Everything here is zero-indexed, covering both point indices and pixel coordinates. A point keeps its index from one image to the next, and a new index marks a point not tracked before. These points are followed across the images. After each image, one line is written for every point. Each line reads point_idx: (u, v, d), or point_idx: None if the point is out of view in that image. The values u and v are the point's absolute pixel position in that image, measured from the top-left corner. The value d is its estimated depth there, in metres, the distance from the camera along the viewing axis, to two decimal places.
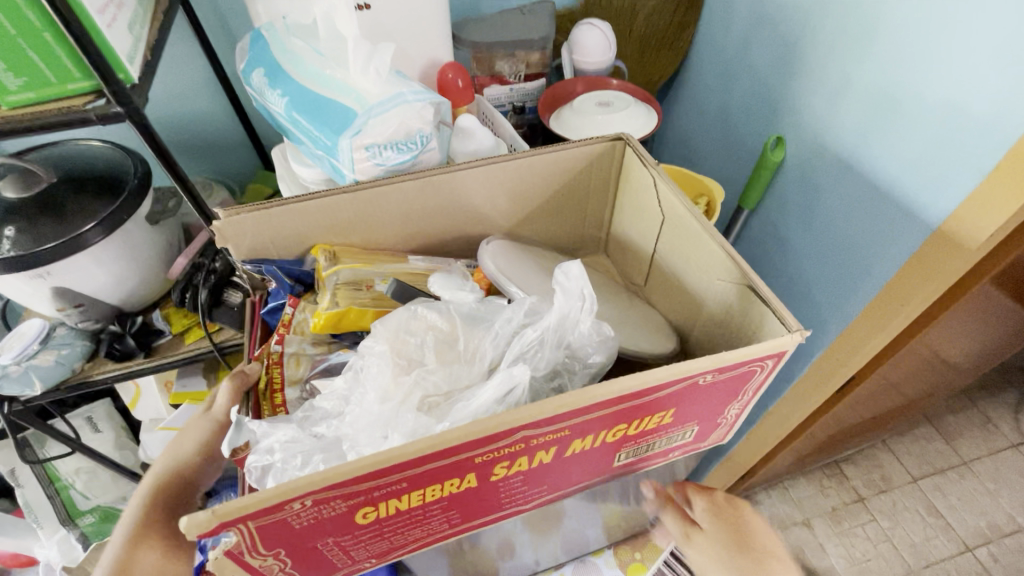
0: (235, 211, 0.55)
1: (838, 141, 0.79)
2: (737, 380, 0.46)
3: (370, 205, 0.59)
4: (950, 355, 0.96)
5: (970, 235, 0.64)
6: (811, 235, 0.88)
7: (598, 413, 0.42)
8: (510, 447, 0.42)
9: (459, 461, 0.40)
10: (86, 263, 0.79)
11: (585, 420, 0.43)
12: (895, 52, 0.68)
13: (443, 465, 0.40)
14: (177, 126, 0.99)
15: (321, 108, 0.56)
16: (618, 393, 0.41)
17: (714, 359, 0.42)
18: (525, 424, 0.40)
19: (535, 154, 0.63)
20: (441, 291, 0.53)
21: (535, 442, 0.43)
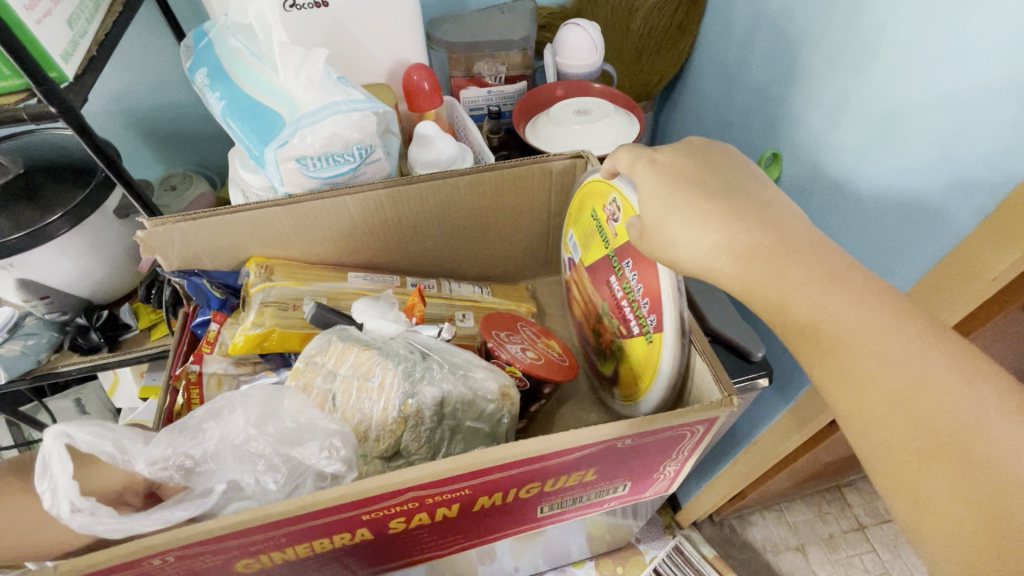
0: (160, 222, 0.52)
1: (836, 162, 0.73)
2: (662, 444, 0.43)
3: (305, 220, 0.57)
4: None
5: (967, 277, 0.57)
6: None
7: (499, 474, 0.39)
8: (403, 505, 0.39)
9: (342, 518, 0.38)
10: (50, 255, 0.78)
11: (488, 480, 0.39)
12: (899, 69, 0.61)
13: (325, 523, 0.38)
14: (156, 117, 0.97)
15: (254, 115, 0.53)
16: (519, 455, 0.38)
17: (631, 424, 0.39)
18: (412, 485, 0.37)
19: (485, 171, 0.58)
20: (363, 319, 0.51)
21: (432, 500, 0.39)
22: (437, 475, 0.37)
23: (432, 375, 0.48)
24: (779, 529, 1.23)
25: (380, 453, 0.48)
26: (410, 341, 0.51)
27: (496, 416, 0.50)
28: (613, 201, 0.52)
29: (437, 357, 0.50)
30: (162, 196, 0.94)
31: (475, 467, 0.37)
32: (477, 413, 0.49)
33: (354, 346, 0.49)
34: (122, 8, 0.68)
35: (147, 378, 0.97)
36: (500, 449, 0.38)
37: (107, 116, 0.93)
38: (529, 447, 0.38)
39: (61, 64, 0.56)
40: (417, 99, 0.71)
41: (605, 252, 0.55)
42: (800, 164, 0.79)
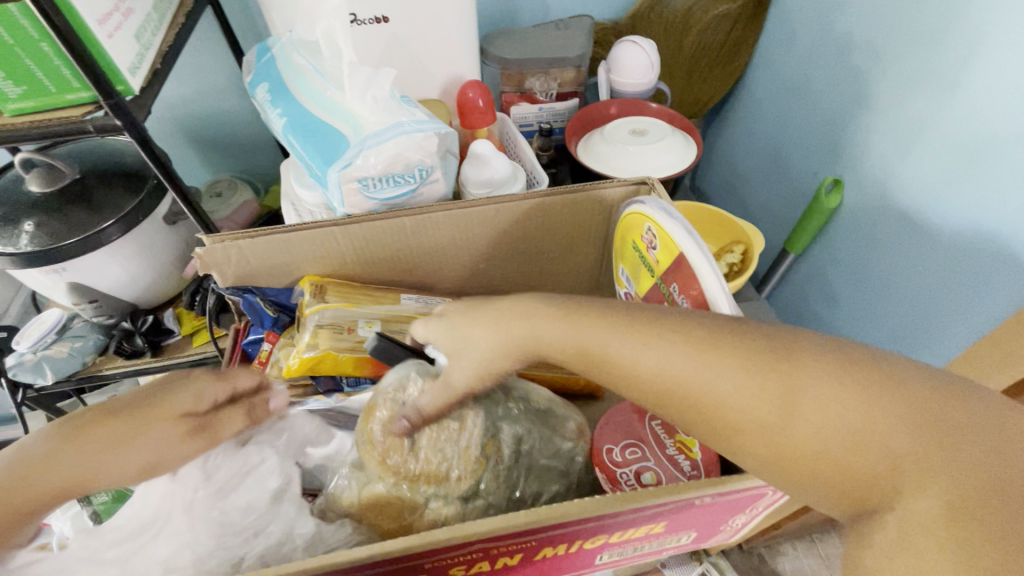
0: (219, 238, 0.52)
1: (906, 193, 0.69)
2: (739, 499, 0.40)
3: (360, 240, 0.55)
4: None
5: None
6: (865, 294, 0.78)
7: (569, 527, 0.37)
8: (468, 555, 0.37)
9: (407, 565, 0.36)
10: (101, 261, 0.79)
11: (555, 533, 0.38)
12: (986, 102, 0.58)
13: (390, 568, 0.36)
14: (205, 125, 0.97)
15: (318, 133, 0.53)
16: (594, 510, 0.36)
17: (712, 481, 0.37)
18: (481, 537, 0.35)
19: (545, 196, 0.57)
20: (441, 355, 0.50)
21: (495, 550, 0.38)
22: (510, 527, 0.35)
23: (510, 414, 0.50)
24: (813, 563, 1.18)
25: (459, 494, 0.46)
26: None
27: (570, 454, 0.52)
28: (649, 230, 0.52)
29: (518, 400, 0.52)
30: (208, 202, 0.95)
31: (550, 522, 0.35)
32: (553, 445, 0.51)
33: (436, 380, 0.48)
34: (184, 21, 0.68)
35: None
36: (573, 504, 0.36)
37: (159, 123, 0.95)
38: (603, 502, 0.36)
39: (129, 77, 0.56)
40: (471, 116, 0.70)
41: (651, 280, 0.53)
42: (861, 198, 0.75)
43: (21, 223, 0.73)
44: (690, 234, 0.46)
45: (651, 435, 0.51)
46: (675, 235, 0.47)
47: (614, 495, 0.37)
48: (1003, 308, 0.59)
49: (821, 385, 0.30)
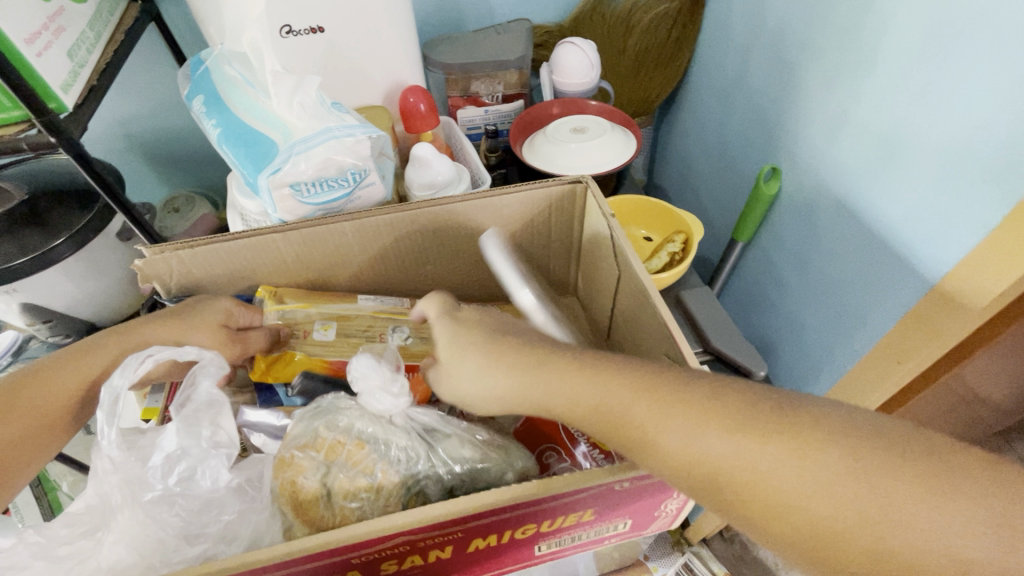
0: (159, 250, 0.53)
1: (834, 178, 0.72)
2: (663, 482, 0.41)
3: (301, 246, 0.57)
4: (984, 395, 0.83)
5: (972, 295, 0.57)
6: (807, 277, 0.81)
7: (493, 517, 0.38)
8: (396, 548, 0.38)
9: (336, 561, 0.37)
10: (52, 280, 0.79)
11: (482, 524, 0.39)
12: (893, 88, 0.61)
13: (319, 565, 0.37)
14: (157, 142, 0.98)
15: (250, 142, 0.54)
16: (514, 497, 0.37)
17: (630, 467, 0.38)
18: (403, 530, 0.36)
19: (483, 197, 0.58)
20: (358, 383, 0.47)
21: (423, 543, 0.39)
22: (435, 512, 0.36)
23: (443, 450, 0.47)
24: None
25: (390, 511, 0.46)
26: (411, 424, 0.47)
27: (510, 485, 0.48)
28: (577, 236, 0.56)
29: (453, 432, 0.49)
30: (165, 218, 0.95)
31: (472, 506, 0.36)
32: (492, 482, 0.47)
33: (346, 440, 0.45)
34: (122, 39, 0.69)
35: None
36: (492, 488, 0.37)
37: (111, 142, 0.95)
38: (521, 489, 0.37)
39: (61, 95, 0.56)
40: (413, 121, 0.72)
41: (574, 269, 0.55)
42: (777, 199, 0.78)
43: None
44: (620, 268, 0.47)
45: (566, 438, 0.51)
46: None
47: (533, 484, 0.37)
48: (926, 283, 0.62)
49: (758, 441, 0.34)
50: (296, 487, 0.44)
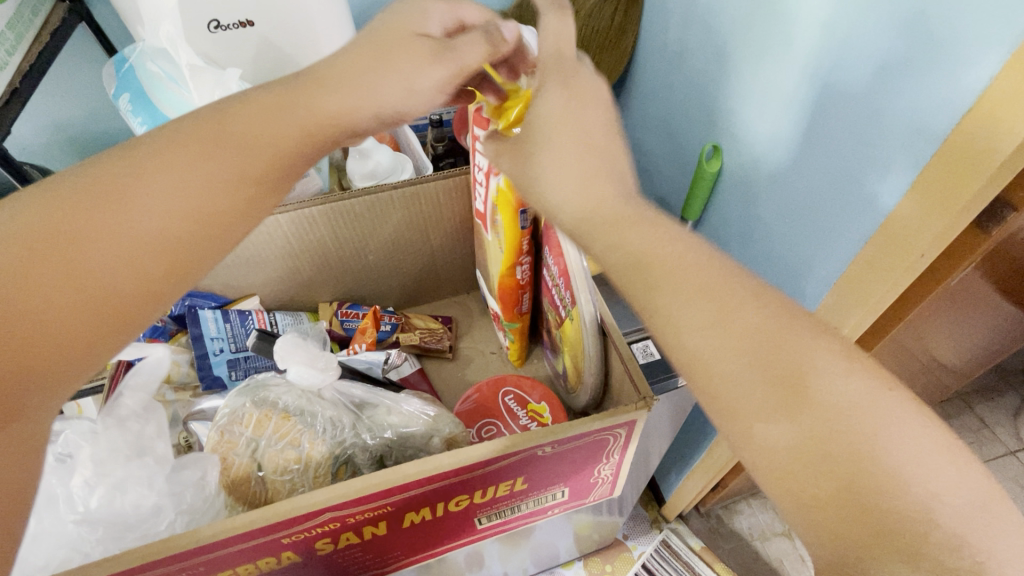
0: None
1: (767, 152, 0.74)
2: (587, 446, 0.43)
3: (239, 241, 0.56)
4: (935, 356, 0.86)
5: (901, 254, 0.58)
6: (752, 250, 0.83)
7: (419, 490, 0.39)
8: (325, 526, 0.39)
9: (263, 542, 0.38)
10: None
11: (409, 497, 0.40)
12: (808, 60, 0.63)
13: (247, 547, 0.38)
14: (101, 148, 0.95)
15: None
16: (436, 469, 0.38)
17: (549, 431, 0.39)
18: (326, 507, 0.37)
19: (416, 184, 0.59)
20: (285, 360, 0.49)
21: (353, 519, 0.40)
22: (358, 487, 0.37)
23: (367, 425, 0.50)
24: (765, 515, 1.22)
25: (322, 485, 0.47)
26: (338, 397, 0.50)
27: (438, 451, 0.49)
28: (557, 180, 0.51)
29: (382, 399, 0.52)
30: None
31: (397, 478, 0.37)
32: (420, 449, 0.49)
33: (273, 414, 0.48)
34: (49, 40, 0.68)
35: None
36: (415, 462, 0.38)
37: (53, 149, 0.92)
38: (444, 460, 0.38)
39: None
40: None
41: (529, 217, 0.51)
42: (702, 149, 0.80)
43: None
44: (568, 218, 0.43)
45: (504, 409, 0.53)
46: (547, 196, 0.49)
47: (454, 454, 0.38)
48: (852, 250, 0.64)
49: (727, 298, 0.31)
50: (228, 463, 0.47)
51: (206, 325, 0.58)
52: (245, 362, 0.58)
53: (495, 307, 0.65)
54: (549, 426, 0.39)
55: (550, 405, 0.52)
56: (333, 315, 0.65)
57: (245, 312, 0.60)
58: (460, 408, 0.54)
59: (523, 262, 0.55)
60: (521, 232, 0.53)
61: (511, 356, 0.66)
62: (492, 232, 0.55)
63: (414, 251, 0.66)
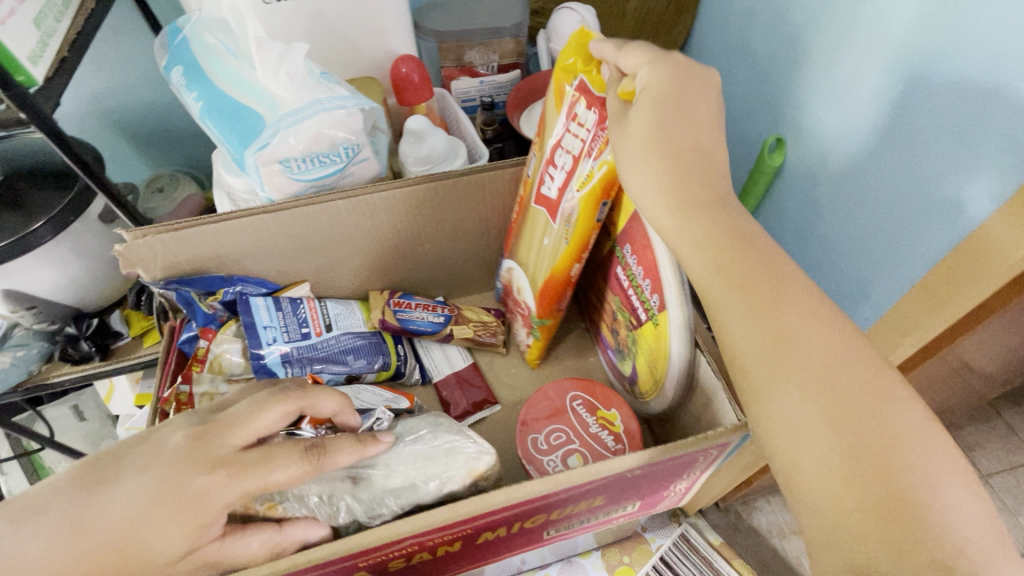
0: (140, 234, 0.49)
1: (841, 148, 0.69)
2: (675, 466, 0.40)
3: (295, 227, 0.54)
4: (982, 365, 0.83)
5: (997, 254, 0.51)
6: (811, 250, 0.79)
7: (499, 513, 0.37)
8: (403, 548, 0.37)
9: (342, 565, 0.36)
10: (33, 265, 0.74)
11: (489, 520, 0.38)
12: (899, 50, 0.58)
13: (327, 569, 0.36)
14: (134, 118, 0.92)
15: (234, 112, 0.51)
16: (525, 495, 0.36)
17: (645, 454, 0.37)
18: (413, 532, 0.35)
19: (481, 171, 0.56)
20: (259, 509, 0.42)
21: (430, 541, 0.38)
22: (447, 515, 0.35)
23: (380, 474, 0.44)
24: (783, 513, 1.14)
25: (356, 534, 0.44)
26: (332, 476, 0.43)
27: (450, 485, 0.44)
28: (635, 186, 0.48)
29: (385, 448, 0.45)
30: (149, 198, 0.91)
31: (485, 504, 0.36)
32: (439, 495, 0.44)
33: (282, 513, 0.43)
34: (95, 7, 0.64)
35: (141, 386, 0.97)
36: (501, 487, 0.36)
37: (88, 120, 0.89)
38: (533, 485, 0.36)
39: (29, 67, 0.53)
40: (406, 93, 0.68)
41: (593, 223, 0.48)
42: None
43: None
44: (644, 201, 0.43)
45: (573, 415, 0.50)
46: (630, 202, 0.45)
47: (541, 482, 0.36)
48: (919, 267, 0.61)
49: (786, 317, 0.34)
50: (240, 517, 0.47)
51: (259, 313, 0.55)
52: (297, 356, 0.56)
53: (523, 301, 0.60)
54: (651, 449, 0.37)
55: (622, 412, 0.49)
56: (385, 306, 0.62)
57: (296, 300, 0.58)
58: (527, 410, 0.50)
59: (582, 260, 0.51)
60: (595, 224, 0.48)
61: (529, 358, 0.63)
62: (560, 222, 0.50)
63: (468, 240, 0.63)
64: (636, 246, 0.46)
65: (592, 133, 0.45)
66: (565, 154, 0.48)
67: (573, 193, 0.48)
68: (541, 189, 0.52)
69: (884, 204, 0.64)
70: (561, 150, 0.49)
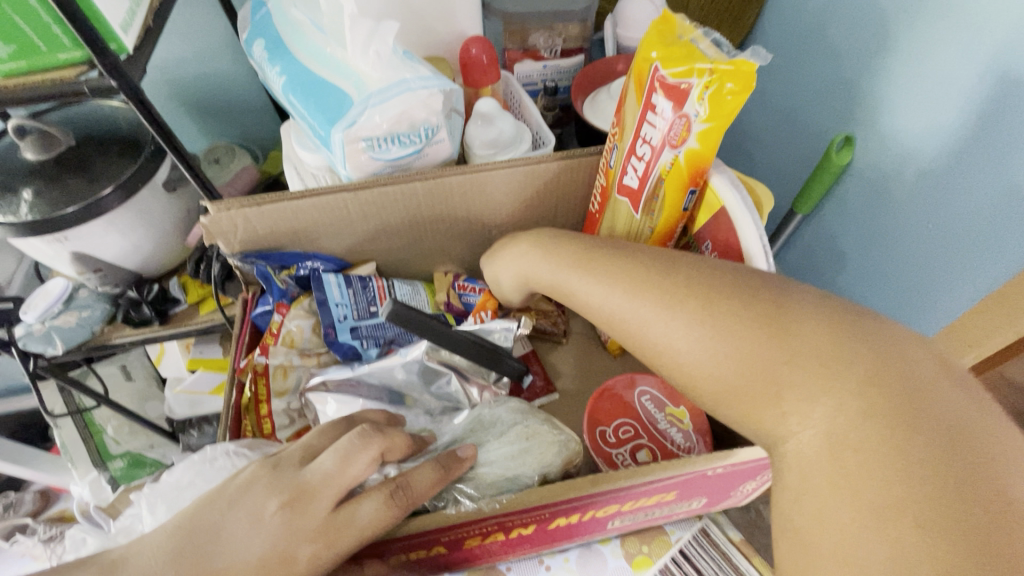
0: (224, 207, 0.50)
1: (911, 150, 0.64)
2: (749, 468, 0.42)
3: (371, 208, 0.54)
4: None
5: None
6: (863, 256, 0.75)
7: (577, 500, 0.39)
8: (486, 527, 0.40)
9: (429, 539, 0.39)
10: (103, 230, 0.77)
11: (569, 505, 0.40)
12: (994, 47, 0.54)
13: (416, 541, 0.39)
14: (196, 88, 0.93)
15: (317, 90, 0.51)
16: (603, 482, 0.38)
17: (726, 456, 0.40)
18: (505, 511, 0.38)
19: (555, 158, 0.55)
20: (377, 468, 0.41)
21: (511, 522, 0.40)
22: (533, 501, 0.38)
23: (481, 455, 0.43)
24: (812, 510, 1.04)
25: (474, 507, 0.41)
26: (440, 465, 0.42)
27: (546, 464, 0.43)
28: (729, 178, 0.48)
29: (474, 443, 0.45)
30: (207, 169, 0.92)
31: (566, 493, 0.38)
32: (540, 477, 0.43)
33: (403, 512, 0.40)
34: None
35: (193, 351, 1.00)
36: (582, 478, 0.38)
37: (152, 88, 0.90)
38: (616, 476, 0.39)
39: (122, 36, 0.54)
40: (474, 75, 0.68)
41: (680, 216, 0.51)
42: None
43: (19, 192, 0.71)
44: (739, 201, 0.46)
45: (640, 410, 0.51)
46: (718, 187, 0.48)
47: (626, 470, 0.39)
48: (993, 281, 0.59)
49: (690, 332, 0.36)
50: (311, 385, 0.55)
51: (331, 290, 0.56)
52: (367, 331, 0.57)
53: None
54: (723, 453, 0.40)
55: (690, 409, 0.50)
56: (450, 288, 0.64)
57: (366, 278, 0.59)
58: (596, 404, 0.51)
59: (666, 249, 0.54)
60: (681, 212, 0.51)
61: (609, 346, 0.64)
62: (643, 211, 0.51)
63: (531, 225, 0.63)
64: (720, 231, 0.49)
65: (672, 122, 0.43)
66: (645, 144, 0.47)
67: (658, 181, 0.48)
68: (623, 180, 0.51)
69: (960, 211, 0.60)
70: (640, 140, 0.47)
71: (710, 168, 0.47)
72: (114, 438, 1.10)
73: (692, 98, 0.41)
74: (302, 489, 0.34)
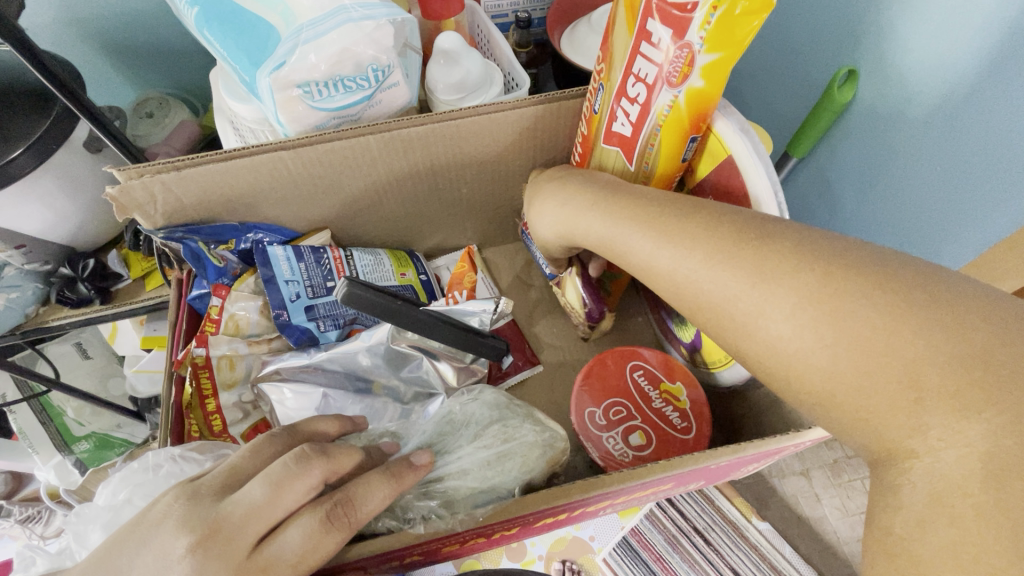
0: (135, 173, 0.41)
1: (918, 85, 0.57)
2: (756, 454, 0.39)
3: (320, 168, 0.46)
4: None
5: None
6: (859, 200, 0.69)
7: (567, 506, 0.35)
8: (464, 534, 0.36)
9: (400, 552, 0.35)
10: (17, 200, 0.67)
11: (558, 509, 0.36)
12: None
13: (386, 556, 0.34)
14: (115, 29, 0.80)
15: (233, 24, 0.42)
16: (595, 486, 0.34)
17: (733, 451, 0.36)
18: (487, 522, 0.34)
19: (532, 101, 0.47)
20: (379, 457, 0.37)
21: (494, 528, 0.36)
22: (515, 511, 0.34)
23: (452, 458, 0.38)
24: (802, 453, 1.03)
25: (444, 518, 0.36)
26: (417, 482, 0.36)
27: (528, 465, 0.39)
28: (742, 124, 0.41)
29: (443, 448, 0.39)
30: (137, 125, 0.81)
31: (552, 501, 0.34)
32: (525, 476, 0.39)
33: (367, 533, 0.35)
34: None
35: (147, 329, 0.92)
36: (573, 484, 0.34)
37: (60, 29, 0.77)
38: (609, 482, 0.34)
39: None
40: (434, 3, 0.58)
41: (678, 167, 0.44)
42: (809, 61, 0.68)
43: None
44: (749, 151, 0.40)
45: (634, 388, 0.49)
46: (724, 133, 0.41)
47: (619, 473, 0.35)
48: (999, 231, 0.56)
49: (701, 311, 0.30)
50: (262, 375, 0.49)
51: (279, 266, 0.49)
52: (324, 310, 0.51)
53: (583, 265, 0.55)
54: (730, 448, 0.36)
55: (686, 384, 0.48)
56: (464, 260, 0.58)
57: (319, 249, 0.52)
58: (583, 383, 0.48)
59: None
60: (680, 163, 0.44)
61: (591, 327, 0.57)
62: (636, 162, 0.44)
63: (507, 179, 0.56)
64: (723, 183, 0.43)
65: (671, 55, 0.36)
66: (638, 83, 0.39)
67: (654, 128, 0.41)
68: (612, 127, 0.44)
69: (971, 150, 0.54)
70: (632, 78, 0.40)
71: (714, 110, 0.41)
72: (76, 421, 1.02)
73: (695, 23, 0.34)
74: (219, 523, 0.28)
